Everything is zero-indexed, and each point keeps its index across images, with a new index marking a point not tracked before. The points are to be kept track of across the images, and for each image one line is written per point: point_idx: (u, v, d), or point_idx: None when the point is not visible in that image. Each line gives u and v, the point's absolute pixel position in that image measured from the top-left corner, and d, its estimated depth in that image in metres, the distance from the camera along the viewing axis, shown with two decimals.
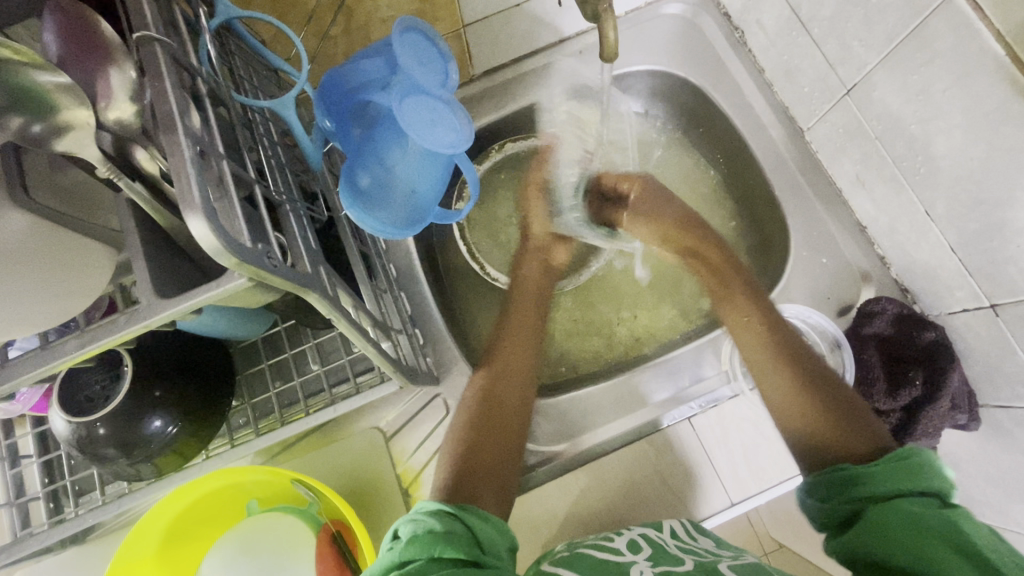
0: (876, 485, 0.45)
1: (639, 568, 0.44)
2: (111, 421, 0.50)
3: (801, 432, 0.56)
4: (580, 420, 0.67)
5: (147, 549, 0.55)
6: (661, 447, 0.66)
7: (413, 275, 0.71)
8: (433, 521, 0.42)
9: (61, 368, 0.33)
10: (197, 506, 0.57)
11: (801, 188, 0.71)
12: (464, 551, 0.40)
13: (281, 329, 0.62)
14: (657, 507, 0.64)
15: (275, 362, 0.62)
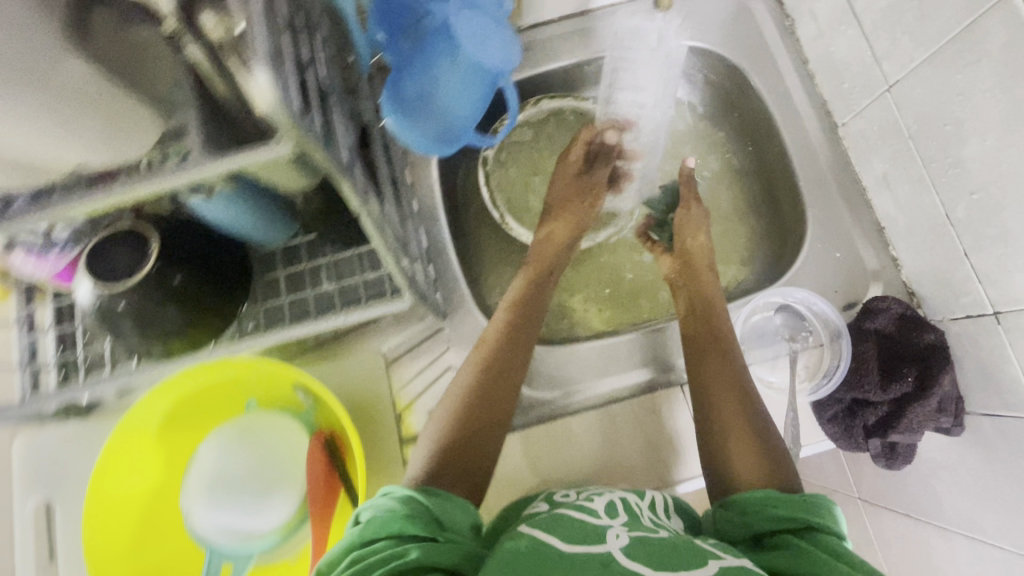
0: (789, 511, 0.47)
1: (616, 531, 0.45)
2: (131, 296, 0.51)
3: (724, 434, 0.57)
4: (572, 373, 0.69)
5: (149, 425, 0.58)
6: (649, 407, 0.68)
7: (433, 212, 0.72)
8: (393, 502, 0.44)
9: (113, 207, 0.35)
10: (202, 393, 0.60)
11: (826, 182, 0.72)
12: (421, 528, 0.42)
13: (302, 241, 0.64)
14: (639, 464, 0.66)
15: (291, 272, 0.64)
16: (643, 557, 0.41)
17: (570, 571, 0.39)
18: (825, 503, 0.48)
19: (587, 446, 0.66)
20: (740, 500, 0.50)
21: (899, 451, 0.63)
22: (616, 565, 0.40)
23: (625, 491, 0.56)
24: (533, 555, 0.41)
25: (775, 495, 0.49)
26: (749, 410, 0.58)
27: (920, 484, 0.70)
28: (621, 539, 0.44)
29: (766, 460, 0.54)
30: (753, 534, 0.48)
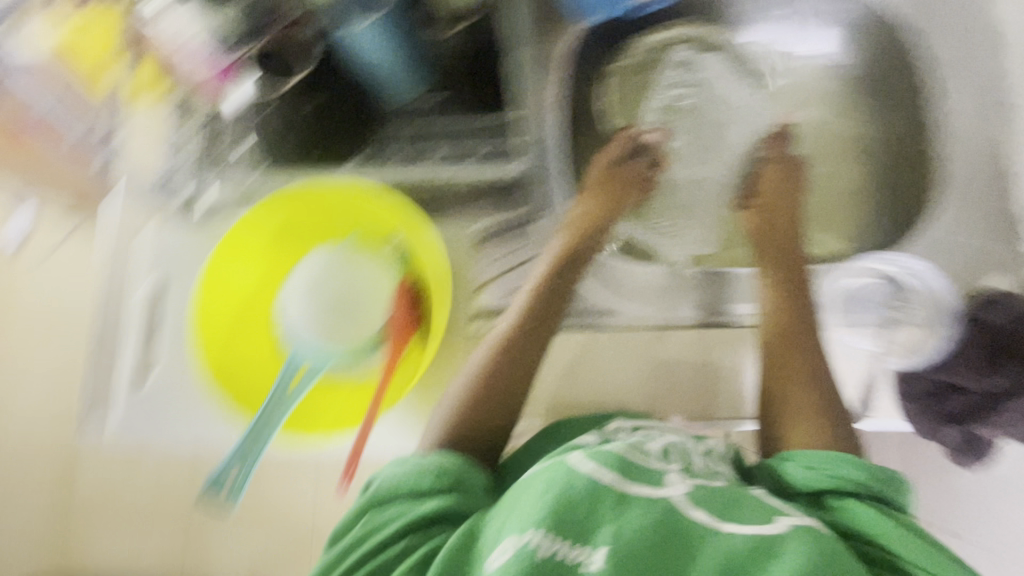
0: (864, 479, 0.49)
1: (675, 476, 0.48)
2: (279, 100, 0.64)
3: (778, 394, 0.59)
4: (643, 294, 0.70)
5: (267, 223, 0.63)
6: (718, 342, 0.68)
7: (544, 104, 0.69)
8: (398, 472, 0.50)
9: None
10: (315, 209, 0.64)
11: (971, 168, 0.66)
12: (432, 489, 0.49)
13: (433, 98, 0.68)
14: (685, 389, 0.68)
15: (416, 124, 0.68)
16: (705, 504, 0.46)
17: (637, 518, 0.43)
18: (893, 475, 0.50)
19: (647, 364, 0.68)
20: (809, 456, 0.52)
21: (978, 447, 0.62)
22: (679, 516, 0.44)
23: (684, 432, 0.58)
24: (591, 496, 0.44)
25: (851, 458, 0.51)
26: (808, 372, 0.59)
27: None
28: (680, 486, 0.47)
29: (820, 426, 0.55)
30: (812, 490, 0.51)
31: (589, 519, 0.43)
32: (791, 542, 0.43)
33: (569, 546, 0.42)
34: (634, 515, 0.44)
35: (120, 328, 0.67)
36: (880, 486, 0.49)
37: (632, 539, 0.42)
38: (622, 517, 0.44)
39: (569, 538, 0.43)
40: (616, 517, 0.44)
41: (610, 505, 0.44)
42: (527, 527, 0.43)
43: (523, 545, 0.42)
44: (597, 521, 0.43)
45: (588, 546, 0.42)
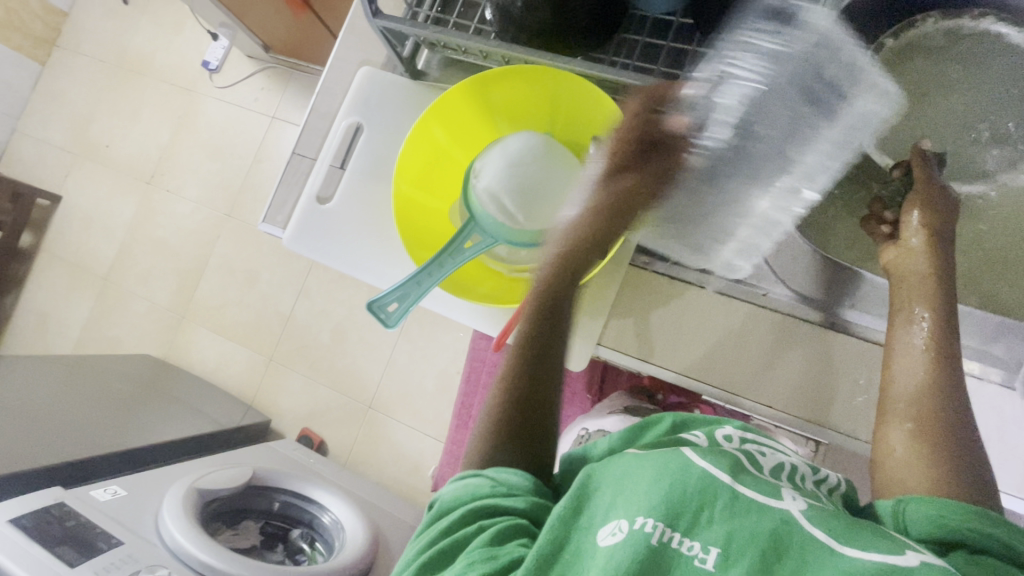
0: (1002, 537, 0.43)
1: (791, 491, 0.43)
2: None
3: (911, 441, 0.51)
4: (792, 275, 0.65)
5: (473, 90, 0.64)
6: (863, 358, 0.63)
7: None
8: (455, 486, 0.50)
9: None
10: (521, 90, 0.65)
11: None
12: (489, 500, 0.47)
13: (676, 22, 0.63)
14: (801, 389, 0.63)
15: (651, 44, 0.64)
16: (825, 525, 0.40)
17: (741, 515, 0.40)
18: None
19: (770, 345, 0.64)
20: (940, 503, 0.45)
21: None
22: (797, 528, 0.39)
23: (801, 459, 0.53)
24: (701, 486, 0.41)
25: (988, 514, 0.44)
26: (961, 425, 0.51)
27: None
28: (798, 503, 0.42)
29: (959, 479, 0.48)
30: (941, 540, 0.44)
31: (697, 507, 0.40)
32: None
33: (680, 537, 0.39)
34: (745, 518, 0.40)
35: (324, 147, 0.75)
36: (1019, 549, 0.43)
37: (745, 541, 0.38)
38: (736, 519, 0.40)
39: (680, 530, 0.39)
40: (727, 513, 0.40)
41: (724, 505, 0.40)
42: (637, 512, 0.41)
43: (633, 526, 0.40)
44: (704, 519, 0.40)
45: (699, 543, 0.39)
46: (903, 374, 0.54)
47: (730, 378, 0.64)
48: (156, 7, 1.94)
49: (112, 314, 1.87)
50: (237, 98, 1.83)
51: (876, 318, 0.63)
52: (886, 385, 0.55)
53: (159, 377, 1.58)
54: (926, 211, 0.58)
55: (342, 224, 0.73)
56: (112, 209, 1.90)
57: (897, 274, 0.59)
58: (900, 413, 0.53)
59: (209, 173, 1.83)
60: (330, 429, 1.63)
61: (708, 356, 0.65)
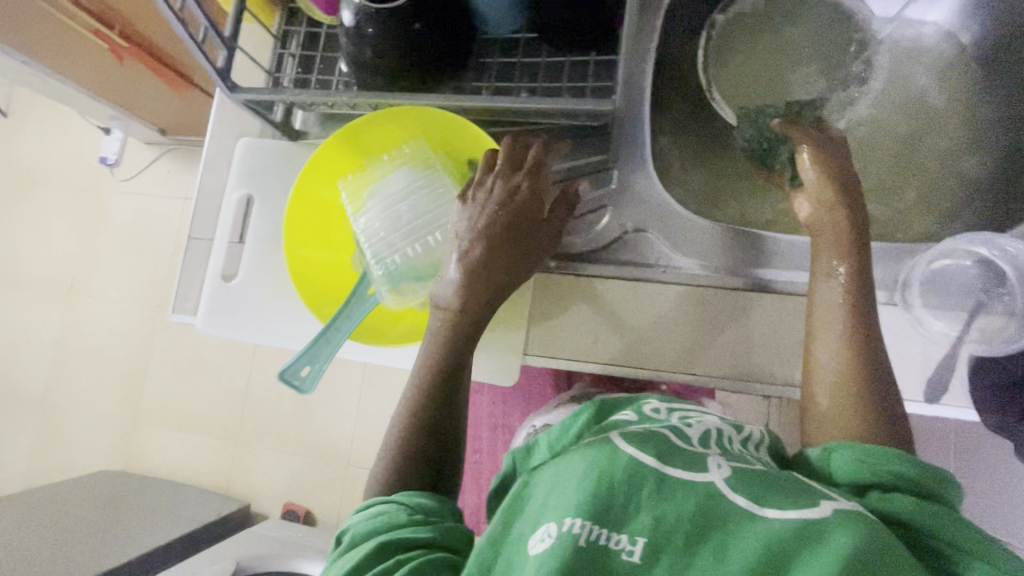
0: (910, 473, 0.46)
1: (716, 460, 0.44)
2: (378, 24, 0.58)
3: (837, 394, 0.54)
4: (692, 245, 0.68)
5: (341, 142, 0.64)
6: (770, 308, 0.66)
7: (644, 57, 0.69)
8: (366, 517, 0.50)
9: None
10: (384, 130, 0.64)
11: None
12: (398, 527, 0.47)
13: (522, 38, 0.67)
14: (721, 351, 0.66)
15: (504, 63, 0.67)
16: (747, 489, 0.41)
17: (665, 501, 0.40)
18: (937, 469, 0.46)
19: (687, 315, 0.66)
20: (863, 449, 0.48)
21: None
22: (720, 501, 0.40)
23: (720, 418, 0.53)
24: (630, 472, 0.41)
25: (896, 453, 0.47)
26: (871, 367, 0.54)
27: None
28: (723, 471, 0.43)
29: (873, 421, 0.52)
30: (857, 482, 0.47)
31: (626, 496, 0.40)
32: (839, 526, 0.38)
33: (607, 532, 0.39)
34: (674, 498, 0.40)
35: (219, 225, 0.75)
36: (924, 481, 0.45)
37: (673, 520, 0.39)
38: (664, 502, 0.40)
39: (608, 525, 0.39)
40: (653, 499, 0.40)
41: (651, 490, 0.40)
42: (566, 513, 0.41)
43: (563, 529, 0.39)
44: (632, 509, 0.40)
45: (626, 535, 0.39)
46: (824, 327, 0.56)
47: (663, 356, 0.66)
48: (39, 114, 1.88)
49: (59, 438, 1.77)
50: (143, 188, 1.78)
51: (779, 270, 0.67)
52: (811, 338, 0.57)
53: (122, 489, 1.50)
54: (815, 149, 0.62)
55: (250, 300, 0.72)
56: (37, 330, 1.81)
57: (819, 228, 0.60)
58: (824, 366, 0.55)
59: (133, 269, 1.77)
60: (313, 496, 1.58)
61: (636, 340, 0.67)
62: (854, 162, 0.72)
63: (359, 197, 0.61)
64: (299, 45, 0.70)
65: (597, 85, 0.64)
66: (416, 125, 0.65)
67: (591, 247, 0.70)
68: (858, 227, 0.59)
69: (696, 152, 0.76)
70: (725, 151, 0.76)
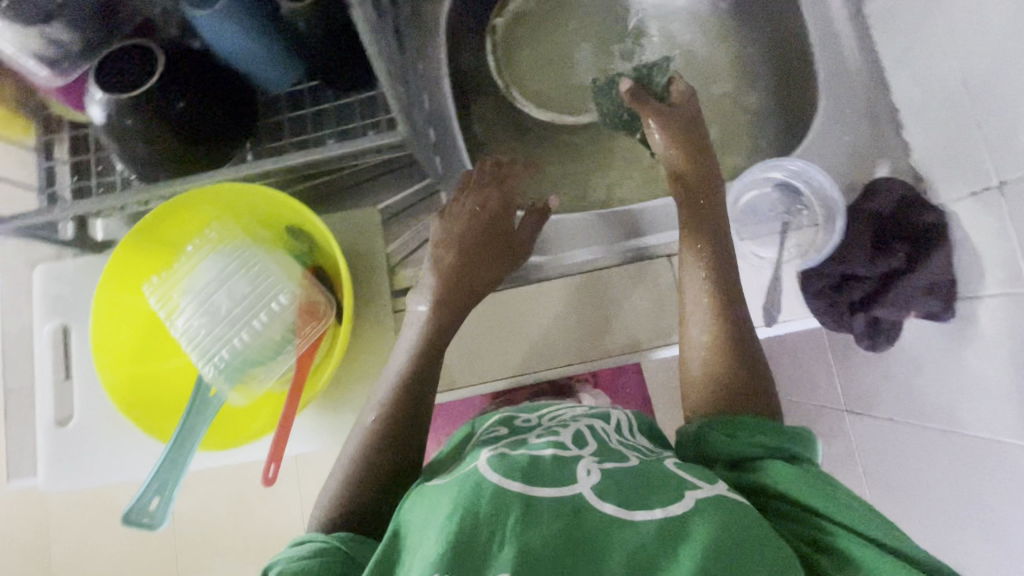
0: (775, 440, 0.48)
1: (586, 465, 0.44)
2: (136, 113, 0.53)
3: (712, 366, 0.56)
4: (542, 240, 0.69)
5: (137, 243, 0.59)
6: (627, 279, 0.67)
7: (437, 79, 0.70)
8: (299, 552, 0.43)
9: None
10: (183, 217, 0.60)
11: (845, 69, 0.68)
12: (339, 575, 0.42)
13: (306, 88, 0.65)
14: (592, 334, 0.66)
15: (296, 117, 0.65)
16: (614, 494, 0.41)
17: (529, 526, 0.38)
18: (794, 430, 0.49)
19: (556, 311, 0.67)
20: (729, 423, 0.51)
21: (941, 290, 0.60)
22: (586, 513, 0.39)
23: (589, 414, 0.54)
24: (495, 504, 0.38)
25: (764, 424, 0.50)
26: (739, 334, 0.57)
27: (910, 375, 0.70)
28: (592, 477, 0.42)
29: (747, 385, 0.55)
30: (731, 458, 0.49)
31: (488, 533, 0.37)
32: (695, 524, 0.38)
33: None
34: (539, 522, 0.38)
35: (35, 368, 0.66)
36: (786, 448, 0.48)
37: (540, 549, 0.37)
38: (529, 529, 0.38)
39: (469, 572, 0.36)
40: (518, 528, 0.37)
41: (516, 518, 0.38)
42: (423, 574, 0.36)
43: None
44: (497, 544, 0.37)
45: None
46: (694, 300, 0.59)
47: (547, 352, 0.67)
48: None
49: None
50: None
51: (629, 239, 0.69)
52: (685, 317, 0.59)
53: None
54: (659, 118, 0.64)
55: (92, 441, 0.64)
56: None
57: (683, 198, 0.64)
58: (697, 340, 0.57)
59: None
60: None
61: (519, 345, 0.67)
62: None
63: (170, 297, 0.55)
64: (67, 151, 0.64)
65: (390, 116, 0.62)
66: (217, 202, 0.61)
67: None
68: (710, 185, 0.63)
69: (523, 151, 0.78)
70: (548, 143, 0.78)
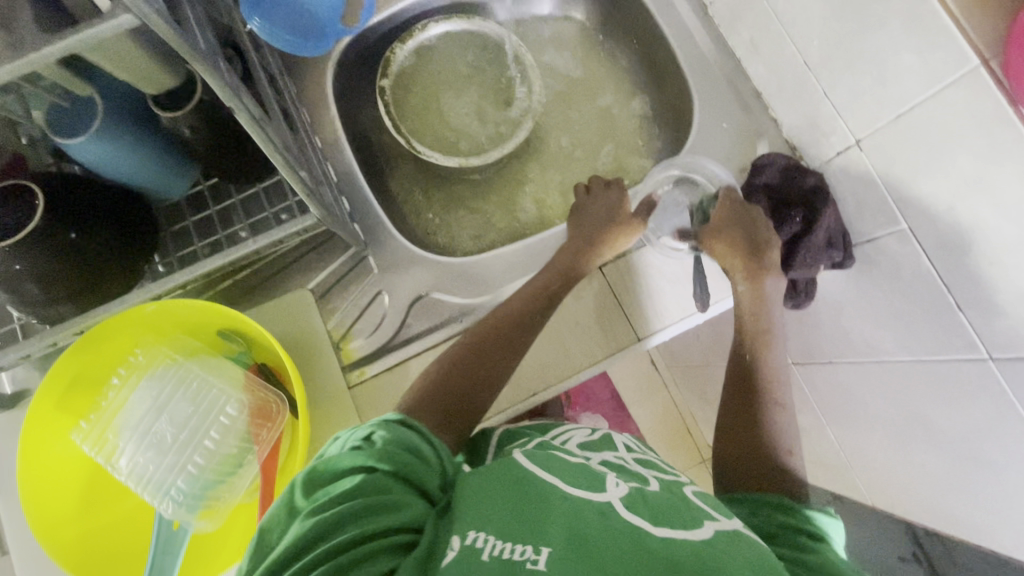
0: (794, 519, 0.49)
1: (614, 480, 0.45)
2: (26, 257, 0.50)
3: (728, 431, 0.63)
4: (480, 280, 0.70)
5: (55, 386, 0.55)
6: (572, 298, 0.69)
7: (339, 148, 0.71)
8: (402, 436, 0.45)
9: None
10: (104, 348, 0.56)
11: (705, 62, 0.75)
12: (423, 471, 0.44)
13: (204, 187, 0.64)
14: (552, 357, 0.68)
15: (201, 219, 0.63)
16: (645, 511, 0.41)
17: (570, 511, 0.39)
18: (814, 515, 0.50)
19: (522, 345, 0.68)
20: (753, 503, 0.53)
21: (838, 241, 0.66)
22: (614, 514, 0.40)
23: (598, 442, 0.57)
24: (538, 492, 0.41)
25: (783, 503, 0.52)
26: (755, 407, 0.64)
27: (833, 320, 0.78)
28: (620, 489, 0.44)
29: (759, 462, 0.59)
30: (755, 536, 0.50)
31: (538, 514, 0.39)
32: (718, 545, 0.38)
33: (512, 544, 0.37)
34: (578, 513, 0.39)
35: None
36: (807, 527, 0.48)
37: (584, 537, 0.37)
38: (574, 519, 0.39)
39: (513, 538, 0.37)
40: (559, 512, 0.39)
41: (559, 510, 0.39)
42: (471, 526, 0.38)
43: (467, 542, 0.37)
44: (544, 522, 0.38)
45: (532, 545, 0.37)
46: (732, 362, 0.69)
47: (517, 385, 0.67)
48: None
49: None
50: None
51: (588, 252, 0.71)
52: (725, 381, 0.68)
53: None
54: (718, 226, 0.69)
55: None
56: None
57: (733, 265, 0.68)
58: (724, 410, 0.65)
59: None
60: None
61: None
62: (561, 144, 0.83)
63: (106, 439, 0.51)
64: None
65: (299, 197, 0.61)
66: (133, 324, 0.56)
67: (388, 335, 0.67)
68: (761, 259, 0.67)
69: (441, 198, 0.81)
70: (461, 184, 0.81)
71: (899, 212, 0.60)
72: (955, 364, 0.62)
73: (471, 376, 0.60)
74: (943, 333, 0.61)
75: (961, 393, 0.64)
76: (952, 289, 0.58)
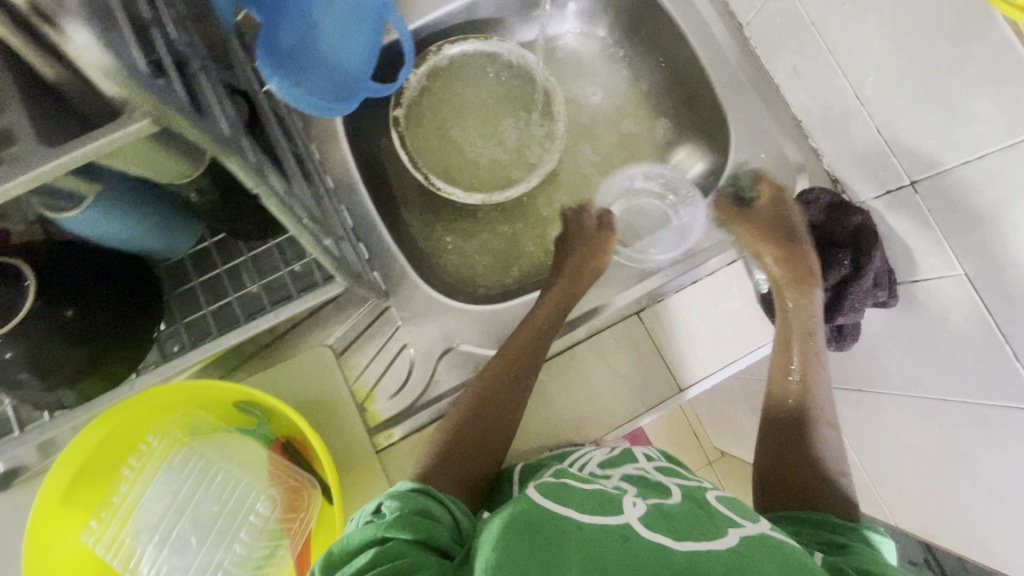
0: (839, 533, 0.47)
1: (631, 499, 0.42)
2: (18, 343, 0.43)
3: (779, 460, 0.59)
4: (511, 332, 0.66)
5: (60, 479, 0.50)
6: (610, 345, 0.66)
7: (352, 187, 0.66)
8: (416, 501, 0.41)
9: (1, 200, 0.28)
10: (112, 434, 0.52)
11: (742, 86, 0.70)
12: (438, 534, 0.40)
13: (210, 244, 0.58)
14: (595, 411, 0.64)
15: (208, 279, 0.58)
16: (665, 528, 0.38)
17: (592, 546, 0.35)
18: (864, 530, 0.47)
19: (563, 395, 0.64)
20: (796, 520, 0.51)
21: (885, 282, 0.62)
22: (638, 538, 0.36)
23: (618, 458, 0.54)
24: (555, 521, 0.37)
25: (829, 520, 0.50)
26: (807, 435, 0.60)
27: (868, 352, 0.76)
28: (638, 508, 0.40)
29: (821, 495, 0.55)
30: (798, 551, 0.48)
31: (558, 552, 0.34)
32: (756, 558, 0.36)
33: None
34: (599, 541, 0.36)
35: None
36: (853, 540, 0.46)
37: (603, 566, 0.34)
38: (596, 548, 0.35)
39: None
40: (581, 544, 0.35)
41: (580, 541, 0.35)
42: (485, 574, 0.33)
43: None
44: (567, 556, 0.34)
45: None
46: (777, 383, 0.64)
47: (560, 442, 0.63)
48: None
49: None
50: None
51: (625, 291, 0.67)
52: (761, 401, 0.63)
53: None
54: None
55: None
56: None
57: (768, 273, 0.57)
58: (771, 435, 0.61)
59: None
60: None
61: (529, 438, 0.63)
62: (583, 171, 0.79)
63: (121, 543, 0.49)
64: None
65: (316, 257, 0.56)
66: (144, 410, 0.52)
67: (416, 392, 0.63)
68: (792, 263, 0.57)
69: (459, 230, 0.76)
70: (481, 217, 0.77)
71: (955, 257, 0.57)
72: (1006, 411, 0.60)
73: (485, 423, 0.56)
74: (995, 380, 0.59)
75: (1009, 438, 0.62)
76: (1011, 339, 0.55)
